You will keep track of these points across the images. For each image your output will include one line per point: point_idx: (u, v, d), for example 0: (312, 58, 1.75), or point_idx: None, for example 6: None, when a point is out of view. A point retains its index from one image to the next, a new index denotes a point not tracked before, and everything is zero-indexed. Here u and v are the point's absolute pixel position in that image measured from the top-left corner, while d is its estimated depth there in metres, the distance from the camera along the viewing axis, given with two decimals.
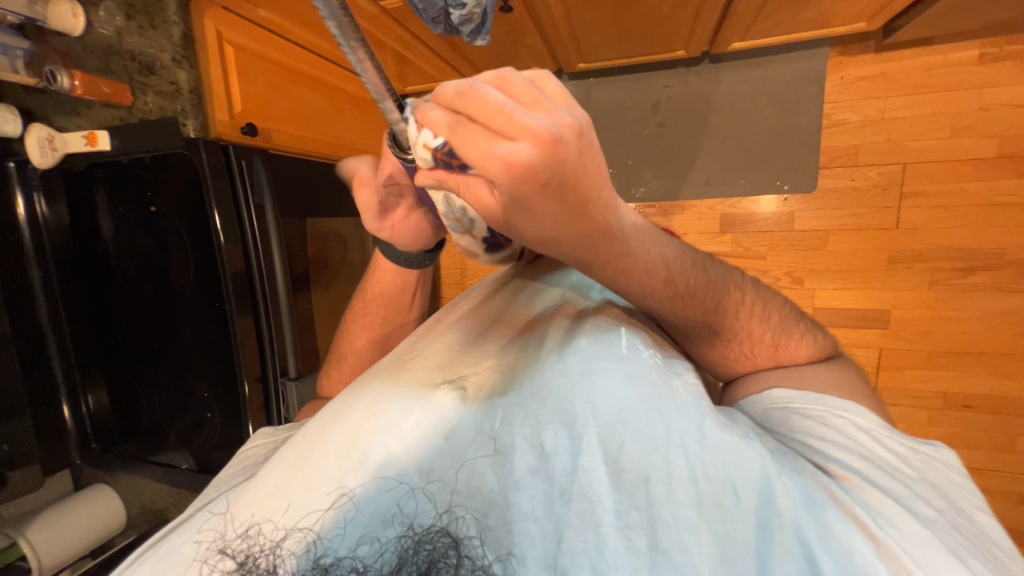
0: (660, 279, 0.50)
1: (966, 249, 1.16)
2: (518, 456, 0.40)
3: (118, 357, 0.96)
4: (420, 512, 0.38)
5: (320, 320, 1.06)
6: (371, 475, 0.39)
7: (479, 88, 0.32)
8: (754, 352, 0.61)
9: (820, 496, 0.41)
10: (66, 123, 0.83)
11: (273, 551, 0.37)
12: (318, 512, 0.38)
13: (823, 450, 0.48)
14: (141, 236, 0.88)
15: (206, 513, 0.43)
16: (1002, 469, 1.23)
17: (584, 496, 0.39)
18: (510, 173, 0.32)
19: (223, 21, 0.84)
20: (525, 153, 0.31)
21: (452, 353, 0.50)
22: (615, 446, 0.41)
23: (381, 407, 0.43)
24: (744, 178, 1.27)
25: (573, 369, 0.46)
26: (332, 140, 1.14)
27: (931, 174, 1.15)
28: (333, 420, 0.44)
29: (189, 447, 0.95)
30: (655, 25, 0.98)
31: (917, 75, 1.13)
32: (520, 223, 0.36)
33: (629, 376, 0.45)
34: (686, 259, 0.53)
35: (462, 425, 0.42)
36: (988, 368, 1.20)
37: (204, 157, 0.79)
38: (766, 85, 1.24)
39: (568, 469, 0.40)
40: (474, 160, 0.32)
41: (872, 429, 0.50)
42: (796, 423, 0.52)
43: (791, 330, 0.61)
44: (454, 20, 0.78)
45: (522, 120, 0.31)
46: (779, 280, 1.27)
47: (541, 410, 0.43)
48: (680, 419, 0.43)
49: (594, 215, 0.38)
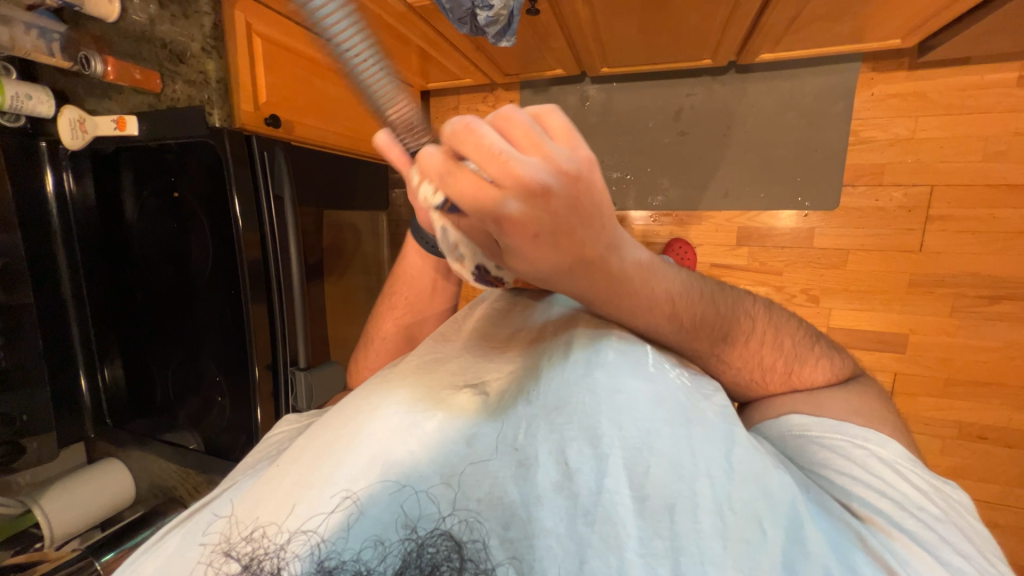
0: (663, 314, 0.50)
1: (992, 277, 1.13)
2: (542, 470, 0.40)
3: (135, 336, 0.98)
4: (425, 517, 0.39)
5: (332, 311, 1.08)
6: (391, 479, 0.40)
7: (476, 128, 0.31)
8: (767, 380, 0.59)
9: (848, 539, 0.40)
10: (97, 106, 0.85)
11: (278, 553, 0.38)
12: (322, 515, 0.39)
13: (845, 487, 0.48)
14: (163, 219, 0.90)
15: (209, 513, 0.43)
16: (1015, 505, 1.20)
17: (609, 519, 0.39)
18: (502, 221, 0.33)
19: (252, 12, 0.86)
20: (518, 206, 0.32)
21: (469, 361, 0.51)
22: (641, 471, 0.40)
23: (402, 409, 0.43)
24: (764, 192, 1.25)
25: (601, 385, 0.44)
26: (352, 132, 1.14)
27: (960, 198, 1.12)
28: (352, 416, 0.44)
29: (199, 428, 0.97)
30: (682, 33, 0.97)
31: (951, 95, 1.10)
32: (516, 263, 0.38)
33: (657, 396, 0.44)
34: (693, 291, 0.53)
35: (484, 433, 0.42)
36: (1007, 400, 1.17)
37: (227, 145, 0.80)
38: (794, 98, 1.20)
39: (592, 487, 0.40)
40: (466, 205, 0.33)
41: (894, 463, 0.49)
42: (815, 455, 0.52)
43: (805, 355, 0.60)
44: (480, 21, 0.78)
45: (515, 167, 0.31)
46: (794, 297, 1.25)
47: (566, 425, 0.42)
48: (708, 446, 0.42)
49: (591, 254, 0.39)
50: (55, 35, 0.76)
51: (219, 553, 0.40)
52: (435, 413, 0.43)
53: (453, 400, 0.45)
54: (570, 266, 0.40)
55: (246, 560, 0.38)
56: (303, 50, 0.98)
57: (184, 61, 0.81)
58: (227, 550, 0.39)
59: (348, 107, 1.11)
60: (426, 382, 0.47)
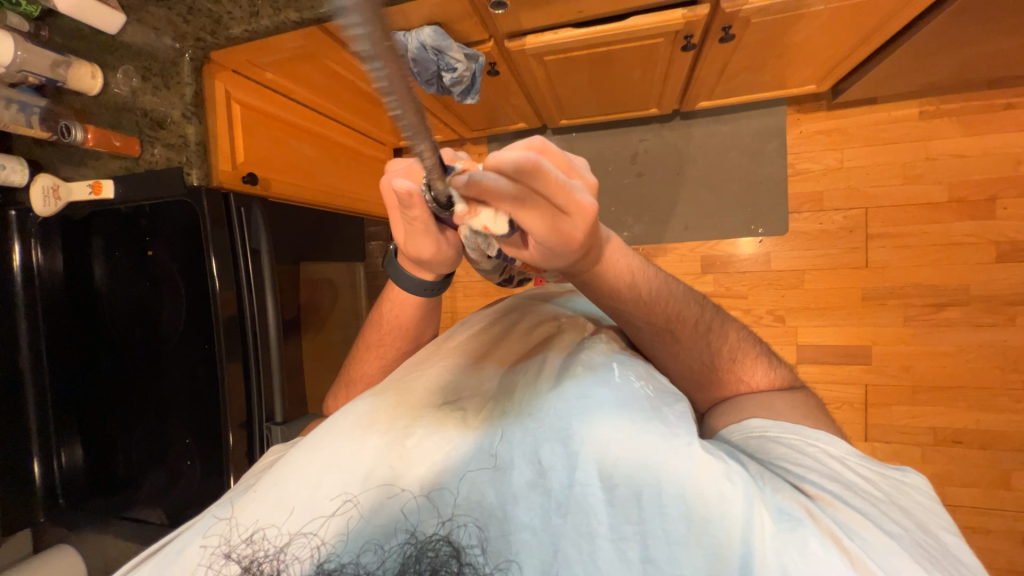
0: (626, 283, 0.59)
1: (934, 286, 1.22)
2: (516, 472, 0.49)
3: (99, 401, 0.93)
4: (423, 522, 0.47)
5: (310, 365, 1.05)
6: (384, 490, 0.48)
7: (544, 165, 0.38)
8: (717, 365, 0.68)
9: (798, 511, 0.46)
10: (71, 173, 0.87)
11: (278, 555, 0.46)
12: (322, 519, 0.47)
13: (803, 473, 0.53)
14: (133, 281, 0.89)
15: (212, 517, 0.50)
16: (1001, 508, 1.22)
17: (580, 509, 0.48)
18: (564, 240, 0.44)
19: (232, 82, 0.89)
20: (579, 227, 0.43)
21: (454, 380, 0.58)
22: (610, 463, 0.48)
23: (394, 428, 0.52)
24: (720, 223, 1.35)
25: (571, 395, 0.53)
26: (327, 188, 1.18)
27: (891, 218, 1.24)
28: (346, 439, 0.51)
29: (165, 499, 0.90)
30: (627, 87, 1.07)
31: (868, 129, 1.24)
32: (545, 264, 0.48)
33: (621, 400, 0.53)
34: (649, 273, 0.62)
35: (464, 448, 0.50)
36: (970, 402, 1.22)
37: (205, 203, 0.82)
38: (734, 139, 1.33)
39: (564, 483, 0.49)
40: (543, 229, 0.42)
41: (843, 457, 0.56)
42: (774, 451, 0.56)
43: (747, 357, 0.70)
44: (446, 82, 0.86)
45: (578, 195, 0.42)
46: (762, 318, 1.32)
47: (539, 430, 0.51)
48: (670, 440, 0.49)
49: (589, 252, 0.51)
50: (36, 108, 0.79)
51: (223, 552, 0.46)
52: (416, 432, 0.52)
53: (438, 421, 0.53)
54: (577, 258, 0.49)
55: (244, 560, 0.46)
56: (281, 115, 1.02)
57: (164, 127, 0.82)
58: (228, 553, 0.46)
59: (322, 166, 1.15)
60: (410, 404, 0.55)
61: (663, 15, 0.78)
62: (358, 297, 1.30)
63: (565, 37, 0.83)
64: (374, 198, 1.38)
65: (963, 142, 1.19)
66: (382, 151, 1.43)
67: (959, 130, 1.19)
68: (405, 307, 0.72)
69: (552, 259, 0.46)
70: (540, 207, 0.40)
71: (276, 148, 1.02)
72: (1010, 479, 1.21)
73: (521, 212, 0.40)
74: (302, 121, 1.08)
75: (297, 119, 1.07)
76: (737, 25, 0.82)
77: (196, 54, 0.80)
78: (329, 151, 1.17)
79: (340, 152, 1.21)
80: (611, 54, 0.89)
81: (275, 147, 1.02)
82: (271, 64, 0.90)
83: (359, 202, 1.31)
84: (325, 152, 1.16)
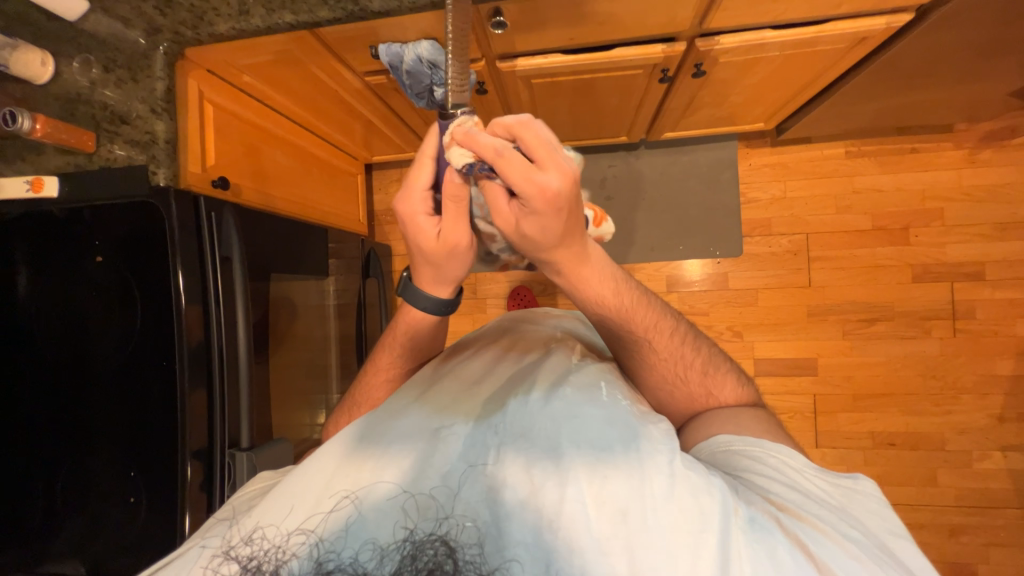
0: (611, 289, 0.63)
1: (866, 304, 1.38)
2: (508, 491, 0.51)
3: (11, 437, 0.79)
4: (421, 522, 0.50)
5: (277, 389, 0.96)
6: (377, 493, 0.52)
7: (529, 126, 0.46)
8: (687, 377, 0.73)
9: (767, 520, 0.50)
10: (3, 168, 0.77)
11: (278, 551, 0.50)
12: (320, 517, 0.51)
13: (766, 483, 0.56)
14: (64, 294, 0.78)
15: (217, 523, 0.54)
16: (931, 503, 1.35)
17: (569, 526, 0.49)
18: (540, 193, 0.46)
19: (206, 81, 0.84)
20: (555, 180, 0.46)
21: (458, 393, 0.62)
22: (600, 480, 0.51)
23: (391, 438, 0.56)
24: (682, 245, 1.44)
25: (562, 413, 0.57)
26: (298, 199, 1.14)
27: (828, 243, 1.39)
28: (346, 448, 0.56)
29: (94, 549, 0.78)
30: (604, 113, 1.14)
31: (805, 164, 1.41)
32: (527, 227, 0.50)
33: (610, 419, 0.56)
34: (629, 286, 0.66)
35: (456, 462, 0.54)
36: (901, 407, 1.37)
37: (173, 210, 0.75)
38: (692, 168, 1.44)
39: (556, 502, 0.50)
40: (517, 178, 0.46)
41: (802, 468, 0.59)
42: (741, 463, 0.60)
43: (719, 376, 0.74)
44: (437, 95, 0.75)
45: (556, 157, 0.46)
46: (722, 333, 1.42)
47: (532, 449, 0.54)
48: (654, 458, 0.52)
49: (575, 239, 0.53)
50: None
51: (224, 552, 0.50)
52: (412, 446, 0.55)
53: (432, 436, 0.56)
54: (558, 239, 0.52)
55: (247, 558, 0.50)
56: (257, 121, 0.98)
57: (127, 122, 0.76)
58: (229, 551, 0.50)
59: (294, 175, 1.11)
60: (411, 417, 0.58)
61: (646, 48, 0.85)
62: (326, 321, 1.13)
63: (554, 62, 0.87)
64: (344, 214, 1.35)
65: (881, 179, 1.38)
66: (354, 166, 1.40)
67: (878, 168, 1.38)
68: (417, 328, 0.70)
69: (530, 219, 0.49)
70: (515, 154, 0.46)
71: (248, 154, 0.97)
72: (936, 477, 1.35)
73: (499, 158, 0.46)
74: (278, 129, 1.04)
75: (273, 126, 1.03)
76: (707, 63, 0.89)
77: (172, 48, 0.75)
78: (302, 161, 1.14)
79: (313, 163, 1.18)
80: (593, 80, 0.95)
81: (248, 153, 0.97)
82: (250, 67, 0.87)
83: (329, 214, 1.28)
84: (297, 160, 1.12)
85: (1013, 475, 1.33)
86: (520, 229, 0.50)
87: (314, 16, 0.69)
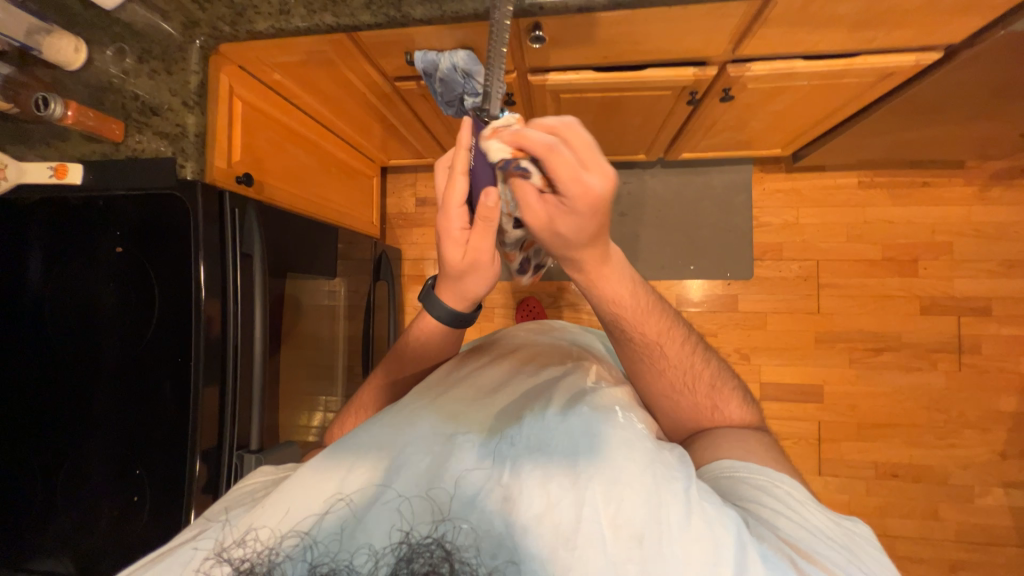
0: (624, 293, 0.64)
1: (873, 333, 1.38)
2: (519, 505, 0.50)
3: (8, 426, 0.76)
4: (420, 525, 0.49)
5: (286, 389, 0.94)
6: (380, 496, 0.51)
7: (576, 127, 0.45)
8: (695, 388, 0.72)
9: (783, 562, 0.47)
10: (25, 153, 0.76)
11: (270, 554, 0.48)
12: (317, 516, 0.50)
13: (773, 518, 0.53)
14: (76, 282, 0.76)
15: (210, 526, 0.52)
16: (932, 537, 1.35)
17: (581, 546, 0.48)
18: (585, 196, 0.46)
19: (236, 77, 0.84)
20: (602, 184, 0.45)
21: (468, 403, 0.60)
22: (615, 501, 0.50)
23: (398, 442, 0.55)
24: (693, 265, 1.45)
25: (577, 430, 0.55)
26: (315, 197, 1.13)
27: (838, 270, 1.40)
28: (353, 447, 0.55)
29: (85, 546, 0.75)
30: (627, 131, 1.15)
31: (819, 192, 1.42)
32: (563, 226, 0.50)
33: (626, 439, 0.55)
34: (640, 293, 0.67)
35: (467, 472, 0.52)
36: (906, 438, 1.37)
37: (199, 202, 0.74)
38: (707, 189, 1.45)
39: (570, 519, 0.49)
40: (565, 178, 0.45)
41: (806, 502, 0.56)
42: (746, 492, 0.57)
43: (725, 392, 0.73)
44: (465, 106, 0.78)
45: (600, 158, 0.45)
46: (730, 355, 1.42)
47: (547, 464, 0.53)
48: (670, 483, 0.51)
49: (602, 236, 0.54)
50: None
51: (216, 555, 0.49)
52: (422, 453, 0.54)
53: (443, 445, 0.54)
54: (589, 235, 0.52)
55: (238, 559, 0.48)
56: (282, 119, 0.98)
57: (158, 113, 0.76)
58: (221, 554, 0.48)
59: (314, 174, 1.11)
60: (420, 423, 0.57)
61: (678, 71, 0.86)
62: (336, 321, 1.11)
63: (586, 78, 0.88)
64: (359, 215, 1.34)
65: (892, 210, 1.39)
66: (371, 168, 1.40)
67: (890, 200, 1.40)
68: (431, 334, 0.70)
69: (570, 217, 0.49)
70: (564, 155, 0.44)
71: (272, 152, 0.97)
72: (938, 510, 1.35)
73: (549, 156, 0.44)
74: (302, 128, 1.04)
75: (297, 125, 1.03)
76: (736, 88, 0.91)
77: (207, 42, 0.75)
78: (322, 161, 1.13)
79: (332, 163, 1.18)
80: (622, 98, 0.96)
81: (272, 150, 0.97)
82: (282, 65, 0.86)
83: (345, 214, 1.28)
84: (318, 160, 1.12)
85: (1014, 511, 1.33)
86: (554, 227, 0.50)
87: (355, 20, 0.69)
